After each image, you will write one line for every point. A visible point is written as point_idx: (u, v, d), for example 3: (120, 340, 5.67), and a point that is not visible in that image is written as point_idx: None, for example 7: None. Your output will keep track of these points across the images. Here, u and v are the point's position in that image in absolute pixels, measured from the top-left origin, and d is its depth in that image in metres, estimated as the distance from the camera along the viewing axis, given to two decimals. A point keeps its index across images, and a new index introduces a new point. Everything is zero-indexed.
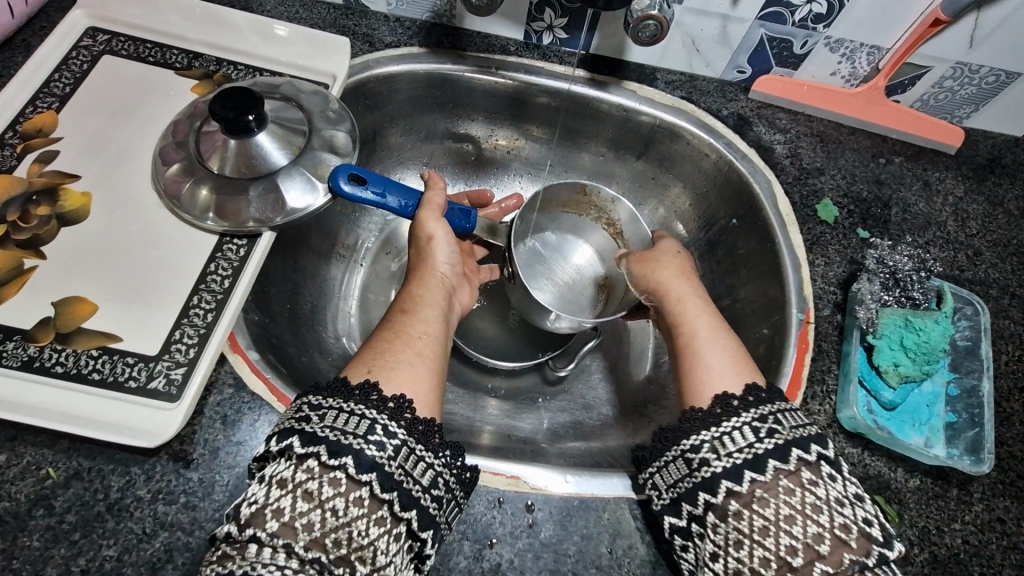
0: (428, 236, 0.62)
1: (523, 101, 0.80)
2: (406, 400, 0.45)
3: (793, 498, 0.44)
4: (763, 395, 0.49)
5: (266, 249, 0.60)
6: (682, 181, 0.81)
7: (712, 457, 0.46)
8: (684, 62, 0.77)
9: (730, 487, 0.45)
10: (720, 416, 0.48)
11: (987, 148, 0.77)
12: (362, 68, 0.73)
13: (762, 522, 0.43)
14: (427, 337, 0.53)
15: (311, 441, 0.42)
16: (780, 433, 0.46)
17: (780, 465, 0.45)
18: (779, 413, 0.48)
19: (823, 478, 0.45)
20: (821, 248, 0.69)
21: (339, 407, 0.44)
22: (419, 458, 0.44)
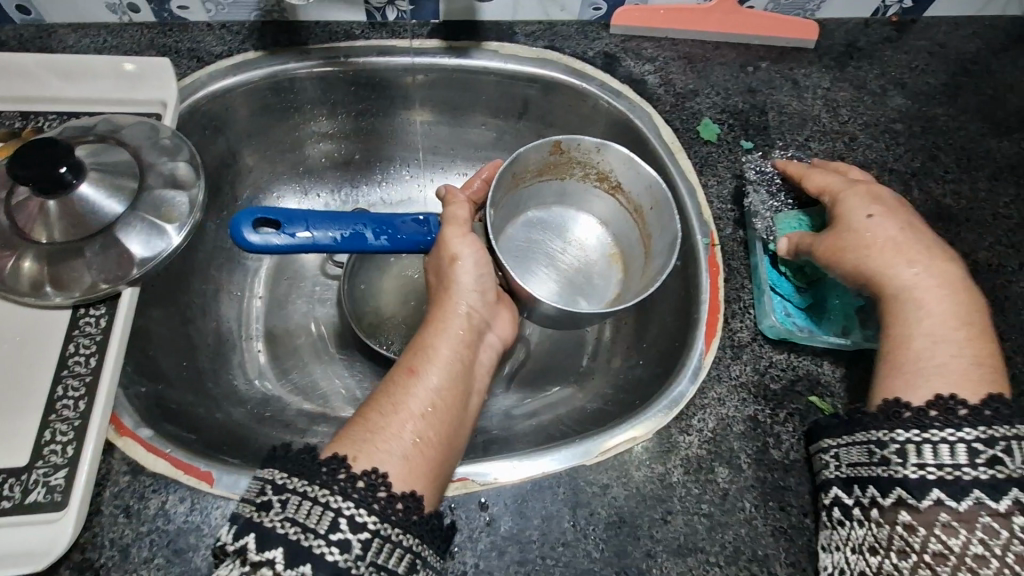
0: (451, 257, 0.55)
1: (383, 87, 0.75)
2: (378, 481, 0.44)
3: (969, 543, 0.41)
4: (1004, 412, 0.44)
5: (130, 311, 0.53)
6: (569, 132, 0.79)
7: (904, 462, 0.44)
8: (539, 11, 0.74)
9: (904, 496, 0.44)
10: (926, 424, 0.45)
11: (841, 35, 0.79)
12: (188, 91, 0.66)
13: (938, 547, 0.42)
14: (429, 412, 0.49)
15: (267, 545, 0.40)
16: (1001, 465, 0.42)
17: (986, 500, 0.42)
18: (1012, 442, 0.43)
19: (1013, 531, 0.42)
20: (711, 169, 0.69)
21: (305, 495, 0.42)
22: (393, 545, 0.42)
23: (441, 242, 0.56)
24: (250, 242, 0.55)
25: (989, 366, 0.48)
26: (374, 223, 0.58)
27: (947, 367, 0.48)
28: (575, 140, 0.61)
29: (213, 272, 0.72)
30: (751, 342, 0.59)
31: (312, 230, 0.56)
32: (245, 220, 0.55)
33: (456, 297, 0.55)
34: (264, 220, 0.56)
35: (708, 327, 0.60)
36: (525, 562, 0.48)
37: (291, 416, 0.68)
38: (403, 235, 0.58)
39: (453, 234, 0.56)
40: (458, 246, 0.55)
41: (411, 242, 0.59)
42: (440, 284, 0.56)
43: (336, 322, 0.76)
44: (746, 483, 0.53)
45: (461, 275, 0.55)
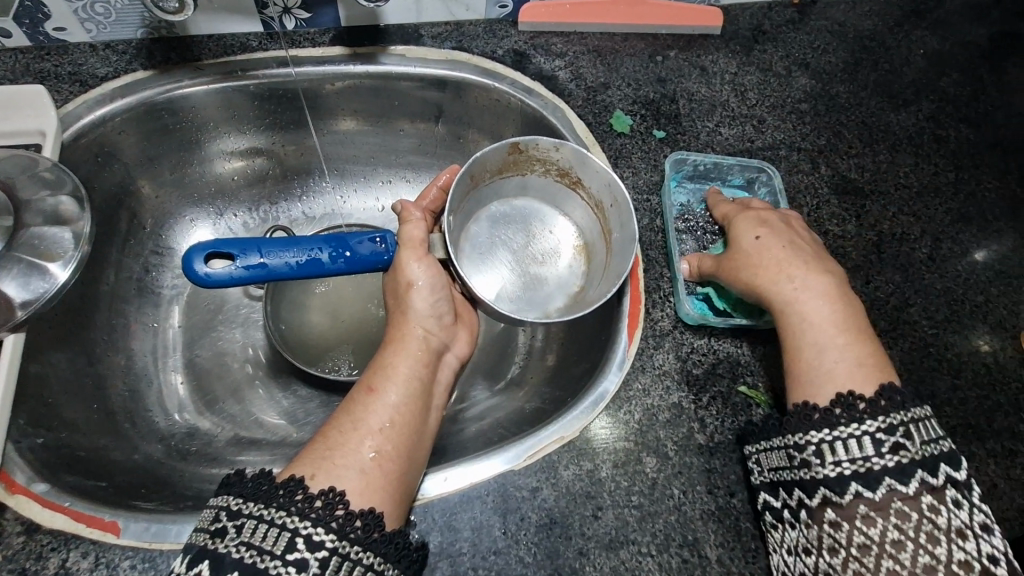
0: (408, 282, 0.55)
1: (289, 99, 0.72)
2: (337, 499, 0.43)
3: (906, 524, 0.43)
4: (897, 401, 0.47)
5: (16, 355, 0.50)
6: (487, 133, 0.78)
7: (816, 462, 0.46)
8: (443, 11, 0.73)
9: (829, 496, 0.45)
10: (818, 425, 0.47)
11: (746, 19, 0.81)
12: (70, 119, 0.62)
13: (864, 539, 0.44)
14: (390, 429, 0.48)
15: (221, 571, 0.40)
16: (905, 451, 0.45)
17: (897, 486, 0.44)
18: (912, 427, 0.46)
19: (946, 504, 0.44)
20: (625, 160, 0.69)
21: (260, 516, 0.41)
22: (353, 563, 0.41)
23: (397, 265, 0.55)
24: (205, 277, 0.53)
25: (875, 365, 0.50)
26: (330, 243, 0.56)
27: (845, 367, 0.50)
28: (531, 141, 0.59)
29: (122, 307, 0.68)
30: (673, 330, 0.60)
31: (265, 258, 0.54)
32: (197, 255, 0.53)
33: (414, 314, 0.54)
34: (217, 252, 0.54)
35: (630, 319, 0.60)
36: (456, 575, 0.48)
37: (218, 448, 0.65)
38: (361, 254, 0.57)
39: (406, 255, 0.55)
40: (414, 272, 0.54)
41: (370, 259, 0.57)
42: (398, 307, 0.56)
43: (262, 346, 0.73)
44: (673, 470, 0.54)
45: (415, 294, 0.54)
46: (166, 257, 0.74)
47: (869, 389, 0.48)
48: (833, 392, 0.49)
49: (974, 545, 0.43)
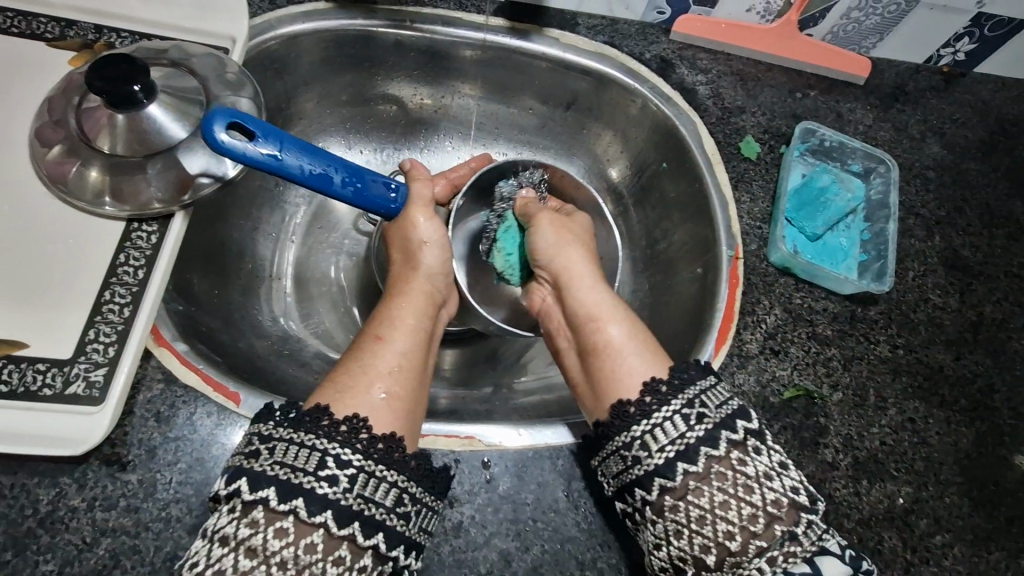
0: (421, 240, 0.61)
1: (441, 56, 0.77)
2: (360, 425, 0.46)
3: (725, 482, 0.45)
4: (685, 379, 0.49)
5: (180, 233, 0.55)
6: (613, 129, 0.81)
7: (646, 454, 0.47)
8: (605, 6, 0.76)
9: (665, 484, 0.46)
10: (635, 419, 0.48)
11: (891, 77, 0.81)
12: (262, 29, 0.68)
13: (698, 511, 0.44)
14: (398, 372, 0.51)
15: (259, 487, 0.42)
16: (709, 417, 0.47)
17: (711, 452, 0.46)
18: (705, 395, 0.48)
19: (750, 454, 0.46)
20: (746, 184, 0.71)
21: (288, 438, 0.44)
22: (378, 480, 0.44)
23: (407, 221, 0.61)
24: (216, 144, 0.49)
25: (656, 354, 0.52)
26: (348, 170, 0.56)
27: (636, 355, 0.52)
28: (564, 162, 0.68)
29: (251, 208, 0.74)
30: (758, 354, 0.62)
31: (284, 152, 0.51)
32: (217, 119, 0.49)
33: (425, 267, 0.60)
34: (238, 125, 0.50)
35: (719, 333, 0.63)
36: (517, 522, 0.51)
37: (308, 356, 0.70)
38: (371, 193, 0.59)
39: (418, 212, 0.61)
40: (424, 230, 0.61)
41: (375, 202, 0.60)
42: (406, 264, 0.61)
43: (360, 275, 0.78)
44: None
45: (428, 251, 0.61)
46: None
47: (662, 372, 0.50)
48: (643, 378, 0.50)
49: (780, 482, 0.45)
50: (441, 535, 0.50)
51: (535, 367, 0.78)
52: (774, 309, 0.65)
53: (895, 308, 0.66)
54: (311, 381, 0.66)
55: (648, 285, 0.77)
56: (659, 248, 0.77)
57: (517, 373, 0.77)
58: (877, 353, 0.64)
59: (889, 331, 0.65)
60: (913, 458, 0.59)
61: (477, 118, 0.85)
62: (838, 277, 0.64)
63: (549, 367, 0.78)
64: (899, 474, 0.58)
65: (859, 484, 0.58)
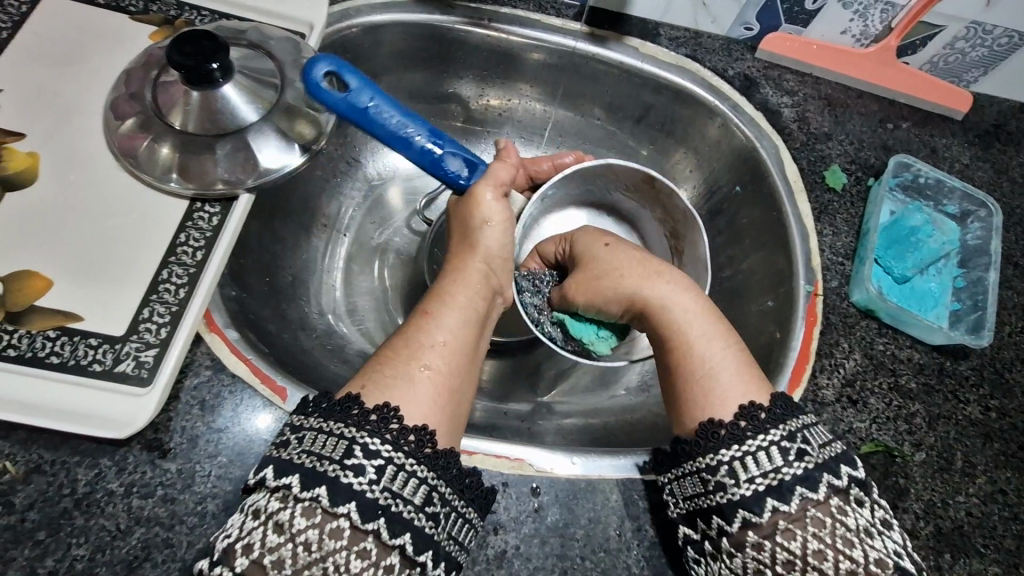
0: (485, 218, 0.55)
1: (512, 57, 0.74)
2: (391, 414, 0.42)
3: (823, 531, 0.40)
4: (789, 410, 0.45)
5: (243, 213, 0.54)
6: (685, 147, 0.77)
7: (731, 481, 0.43)
8: (689, 17, 0.72)
9: (748, 517, 0.42)
10: (726, 442, 0.44)
11: (994, 113, 0.74)
12: (340, 17, 0.67)
13: (785, 555, 0.40)
14: (445, 348, 0.48)
15: (284, 473, 0.39)
16: (809, 455, 0.42)
17: (808, 494, 0.41)
18: (807, 431, 0.44)
19: (852, 504, 0.41)
20: (829, 217, 0.66)
21: (317, 428, 0.41)
22: (409, 475, 0.40)
23: (472, 196, 0.55)
24: (313, 85, 0.50)
25: (755, 377, 0.48)
26: (430, 134, 0.54)
27: (727, 383, 0.47)
28: (670, 187, 0.62)
29: (309, 198, 0.73)
30: (834, 402, 0.57)
31: (375, 107, 0.52)
32: (320, 62, 0.50)
33: (482, 247, 0.55)
34: (337, 75, 0.51)
35: (794, 373, 0.58)
36: (564, 558, 0.48)
37: (351, 354, 0.68)
38: (448, 166, 0.55)
39: (487, 189, 0.55)
40: (491, 208, 0.55)
41: (450, 177, 0.56)
42: (464, 240, 0.56)
43: (410, 275, 0.76)
44: None
45: (490, 231, 0.55)
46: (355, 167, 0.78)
47: (763, 398, 0.46)
48: (737, 404, 0.46)
49: (882, 543, 0.40)
50: (482, 562, 0.47)
51: (582, 389, 0.74)
52: (854, 353, 0.60)
53: (989, 365, 0.60)
54: (352, 381, 0.64)
55: None
56: (725, 275, 0.73)
57: (562, 394, 0.74)
58: (965, 414, 0.58)
59: (981, 390, 0.59)
60: (1004, 535, 0.53)
61: (542, 123, 0.82)
62: (927, 324, 0.59)
63: (597, 390, 0.74)
64: (988, 551, 0.52)
65: (940, 557, 0.52)
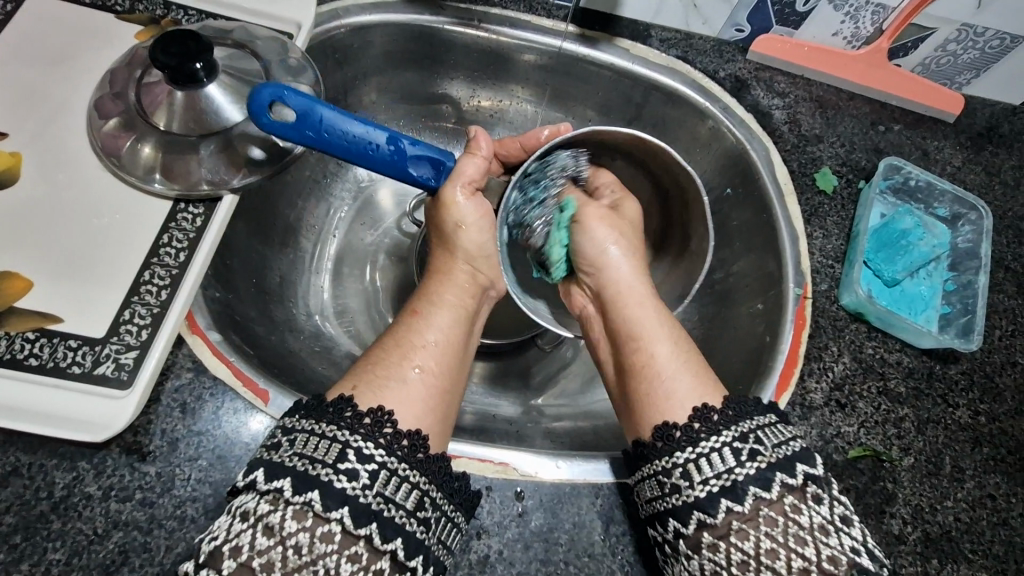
0: (457, 222, 0.54)
1: (501, 58, 0.74)
2: (385, 418, 0.42)
3: (775, 530, 0.40)
4: (741, 409, 0.44)
5: (226, 215, 0.53)
6: (677, 149, 0.77)
7: (685, 484, 0.42)
8: (680, 19, 0.72)
9: (703, 519, 0.41)
10: (680, 445, 0.43)
11: (986, 116, 0.74)
12: (328, 17, 0.67)
13: (740, 555, 0.40)
14: (435, 348, 0.49)
15: (276, 476, 0.39)
16: (762, 455, 0.42)
17: (760, 493, 0.41)
18: (760, 431, 0.43)
19: (806, 502, 0.41)
20: (819, 219, 0.66)
21: (311, 429, 0.40)
22: (400, 479, 0.40)
23: (443, 200, 0.54)
24: (257, 108, 0.47)
25: (707, 377, 0.47)
26: (392, 138, 0.50)
27: (683, 384, 0.46)
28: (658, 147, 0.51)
29: (298, 199, 0.72)
30: (822, 406, 0.57)
31: (327, 125, 0.48)
32: (263, 91, 0.47)
33: (461, 249, 0.55)
34: (280, 100, 0.47)
35: (782, 376, 0.58)
36: (547, 563, 0.47)
37: (339, 356, 0.68)
38: (416, 172, 0.53)
39: (455, 190, 0.54)
40: (464, 209, 0.54)
41: (418, 180, 0.54)
42: (443, 240, 0.56)
43: (400, 277, 0.76)
44: None
45: (466, 232, 0.54)
46: (345, 167, 0.77)
47: (716, 400, 0.45)
48: (691, 407, 0.45)
49: (838, 539, 0.40)
50: (465, 567, 0.46)
51: (571, 392, 0.74)
52: (843, 357, 0.59)
53: (979, 369, 0.60)
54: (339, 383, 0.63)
55: (699, 316, 0.73)
56: (715, 278, 0.73)
57: (551, 397, 0.73)
58: (954, 418, 0.57)
59: (970, 395, 0.59)
60: (991, 541, 0.53)
61: (533, 124, 0.82)
62: (916, 328, 0.59)
63: (588, 392, 0.73)
64: (974, 557, 0.52)
65: (927, 563, 0.52)
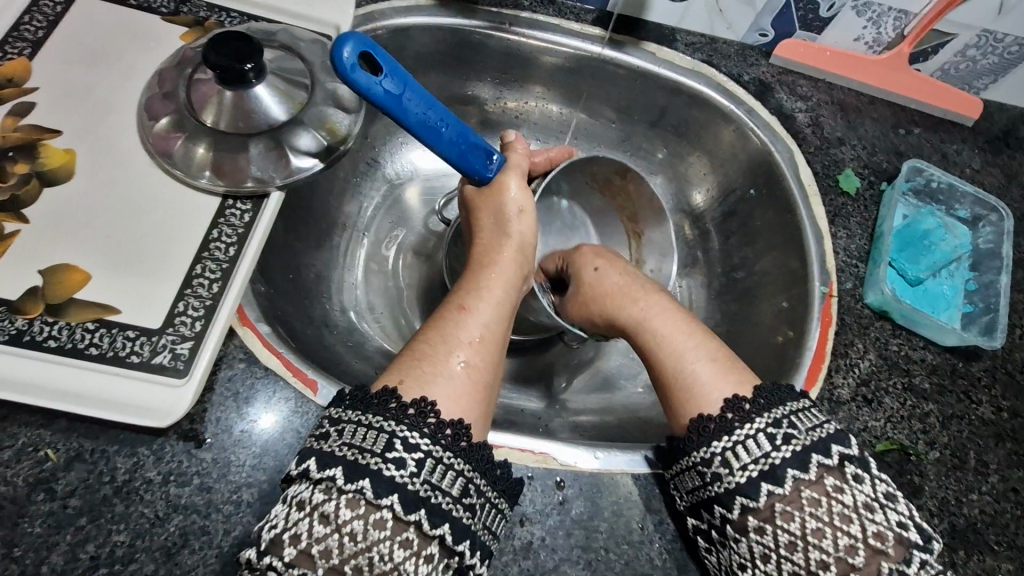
0: (517, 207, 0.58)
1: (530, 61, 0.76)
2: (429, 409, 0.43)
3: (819, 510, 0.41)
4: (774, 397, 0.46)
5: (273, 211, 0.55)
6: (700, 150, 0.79)
7: (725, 471, 0.44)
8: (705, 23, 0.74)
9: (745, 503, 0.43)
10: (715, 434, 0.45)
11: (1004, 120, 0.76)
12: (365, 19, 0.68)
13: (787, 536, 0.41)
14: (479, 344, 0.50)
15: (327, 465, 0.40)
16: (797, 438, 0.43)
17: (800, 475, 0.42)
18: (793, 416, 0.45)
19: (848, 481, 0.42)
20: (843, 220, 0.68)
21: (358, 421, 0.42)
22: (447, 468, 0.41)
23: (499, 185, 0.59)
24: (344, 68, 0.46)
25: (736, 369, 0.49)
26: (459, 129, 0.55)
27: (713, 379, 0.48)
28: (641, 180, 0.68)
29: (331, 197, 0.74)
30: (849, 401, 0.58)
31: (406, 95, 0.49)
32: (349, 43, 0.45)
33: (516, 235, 0.58)
34: (367, 54, 0.47)
35: (810, 372, 0.60)
36: (588, 550, 0.49)
37: (372, 351, 0.69)
38: (472, 155, 0.57)
39: (513, 178, 0.59)
40: (519, 198, 0.59)
41: (475, 169, 0.58)
42: (494, 231, 0.58)
43: (428, 274, 0.78)
44: None
45: (520, 219, 0.58)
46: (375, 167, 0.79)
47: (746, 391, 0.47)
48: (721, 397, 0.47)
49: (883, 515, 0.41)
50: (509, 553, 0.48)
51: (597, 387, 0.75)
52: (868, 354, 0.61)
53: (1000, 366, 0.61)
54: (374, 376, 0.65)
55: (722, 314, 0.75)
56: (738, 276, 0.75)
57: (577, 392, 0.75)
58: (977, 414, 0.59)
59: (992, 391, 0.60)
60: (1016, 533, 0.54)
61: (558, 125, 0.84)
62: (940, 325, 0.60)
63: (614, 388, 0.75)
64: (1000, 548, 0.54)
65: (955, 553, 0.53)
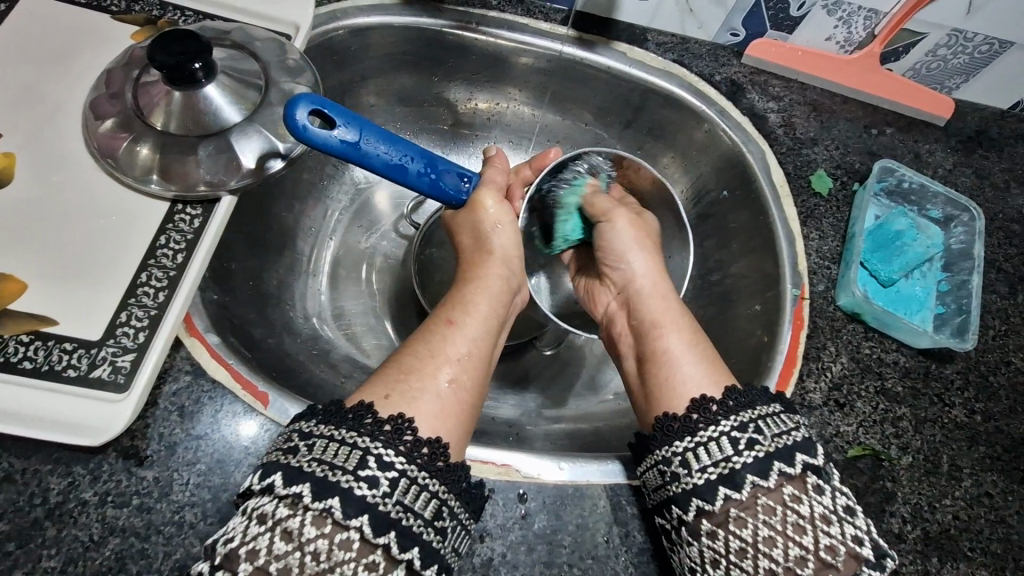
0: (492, 221, 0.57)
1: (498, 62, 0.75)
2: (407, 427, 0.41)
3: (773, 518, 0.41)
4: (742, 399, 0.45)
5: (225, 215, 0.53)
6: (673, 151, 0.78)
7: (685, 472, 0.43)
8: (675, 22, 0.72)
9: (701, 505, 0.42)
10: (678, 434, 0.45)
11: (976, 119, 0.75)
12: (328, 19, 0.67)
13: (738, 543, 0.41)
14: (466, 359, 0.49)
15: (295, 481, 0.38)
16: (760, 444, 0.42)
17: (757, 481, 0.41)
18: (761, 421, 0.44)
19: (807, 491, 0.42)
20: (815, 221, 0.67)
21: (330, 436, 0.40)
22: (421, 488, 0.39)
23: (475, 203, 0.57)
24: (296, 129, 0.47)
25: (719, 372, 0.49)
26: (426, 161, 0.53)
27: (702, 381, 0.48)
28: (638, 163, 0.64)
29: (295, 202, 0.72)
30: (822, 406, 0.57)
31: (364, 141, 0.49)
32: (300, 104, 0.47)
33: (499, 251, 0.57)
34: (320, 112, 0.48)
35: (781, 375, 0.59)
36: (552, 565, 0.47)
37: (337, 359, 0.67)
38: (444, 183, 0.56)
39: (489, 196, 0.58)
40: (494, 212, 0.58)
41: (448, 194, 0.57)
42: (476, 246, 0.58)
43: (398, 280, 0.76)
44: None
45: (500, 233, 0.57)
46: (342, 170, 0.77)
47: (717, 392, 0.47)
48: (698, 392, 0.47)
49: (839, 527, 0.41)
50: (469, 570, 0.46)
51: (572, 393, 0.73)
52: (841, 357, 0.60)
53: (974, 368, 0.60)
54: (338, 386, 0.63)
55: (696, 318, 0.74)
56: (712, 279, 0.74)
57: (550, 399, 0.73)
58: (951, 418, 0.58)
59: (966, 394, 0.59)
60: (990, 539, 0.53)
61: (530, 126, 0.83)
62: (913, 328, 0.59)
63: (589, 393, 0.73)
64: (974, 555, 0.52)
65: (927, 561, 0.52)
